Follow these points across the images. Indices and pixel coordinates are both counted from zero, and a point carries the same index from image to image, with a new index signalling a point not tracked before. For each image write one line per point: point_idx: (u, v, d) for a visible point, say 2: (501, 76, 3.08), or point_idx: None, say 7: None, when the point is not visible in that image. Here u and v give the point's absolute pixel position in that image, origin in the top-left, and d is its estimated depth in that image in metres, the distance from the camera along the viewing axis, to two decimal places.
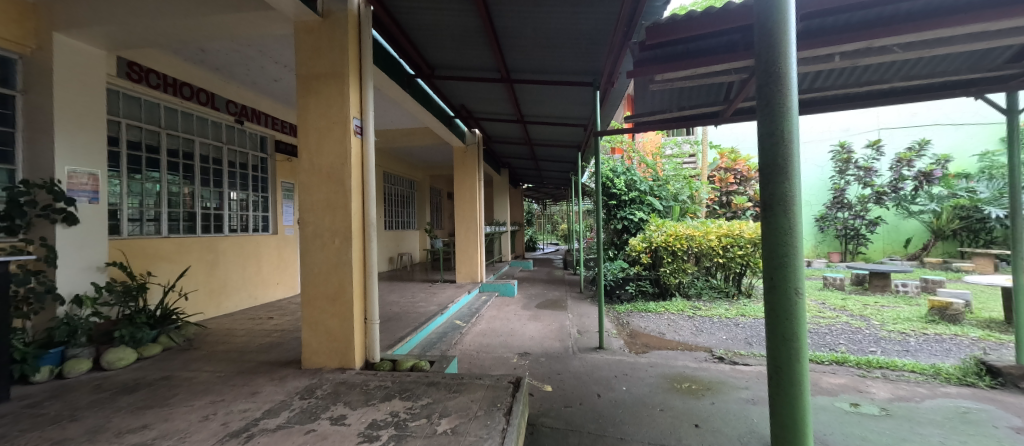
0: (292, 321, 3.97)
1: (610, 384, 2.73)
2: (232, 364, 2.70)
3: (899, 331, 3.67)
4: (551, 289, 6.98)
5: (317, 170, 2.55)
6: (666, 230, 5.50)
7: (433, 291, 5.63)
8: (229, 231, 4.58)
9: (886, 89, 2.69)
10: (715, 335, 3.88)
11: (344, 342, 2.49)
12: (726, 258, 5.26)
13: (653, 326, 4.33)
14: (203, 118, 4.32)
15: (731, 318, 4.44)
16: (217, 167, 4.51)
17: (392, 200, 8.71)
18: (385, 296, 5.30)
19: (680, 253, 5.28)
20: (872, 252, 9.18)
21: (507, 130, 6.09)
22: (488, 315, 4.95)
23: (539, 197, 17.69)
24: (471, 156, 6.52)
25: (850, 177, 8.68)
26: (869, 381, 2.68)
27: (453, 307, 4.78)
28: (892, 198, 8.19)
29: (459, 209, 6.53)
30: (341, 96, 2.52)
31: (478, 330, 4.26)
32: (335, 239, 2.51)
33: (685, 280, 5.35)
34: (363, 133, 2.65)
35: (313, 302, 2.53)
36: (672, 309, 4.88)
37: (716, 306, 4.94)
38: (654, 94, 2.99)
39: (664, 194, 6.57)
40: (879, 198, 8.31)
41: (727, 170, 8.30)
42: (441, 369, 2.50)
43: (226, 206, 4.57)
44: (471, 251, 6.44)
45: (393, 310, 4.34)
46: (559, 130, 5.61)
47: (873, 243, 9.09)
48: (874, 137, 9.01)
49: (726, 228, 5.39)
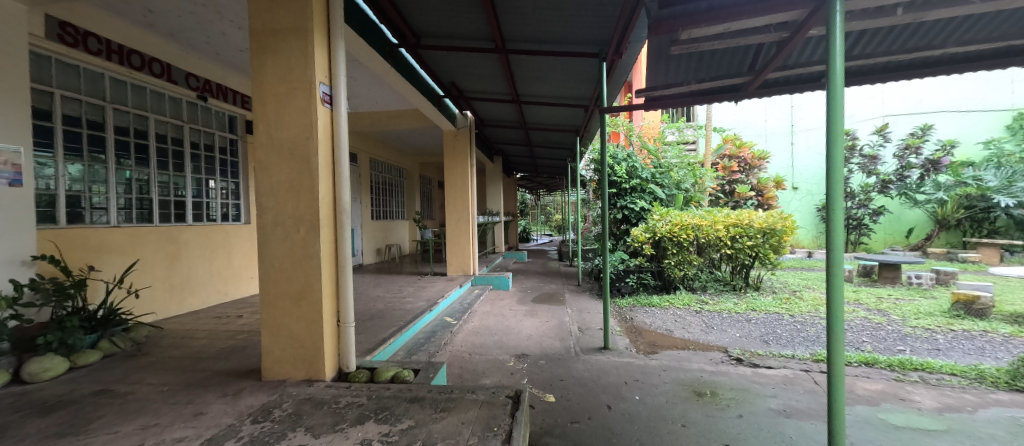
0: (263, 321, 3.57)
1: (620, 393, 2.41)
2: (182, 375, 2.29)
3: (925, 327, 3.43)
4: (547, 282, 6.66)
5: (276, 145, 2.11)
6: (670, 220, 5.06)
7: (422, 285, 5.25)
8: (193, 221, 4.12)
9: (934, 56, 2.36)
10: (728, 333, 3.59)
11: (312, 350, 2.10)
12: (734, 249, 4.88)
13: (659, 323, 4.02)
14: (159, 92, 3.81)
15: (741, 313, 4.14)
16: (178, 148, 4.02)
17: (379, 188, 8.25)
18: (369, 290, 4.91)
19: (686, 244, 4.91)
20: (874, 243, 8.98)
21: (501, 113, 5.66)
22: (480, 311, 4.60)
23: (532, 187, 17.30)
24: (462, 141, 6.08)
25: (854, 166, 8.49)
26: (910, 387, 2.40)
27: (443, 303, 4.39)
28: (897, 187, 7.99)
29: (449, 197, 6.11)
30: (305, 56, 2.08)
31: (470, 328, 3.90)
32: (300, 228, 2.10)
33: (690, 272, 5.01)
34: (332, 102, 2.21)
35: (273, 303, 2.12)
36: (678, 304, 4.59)
37: (724, 300, 4.65)
38: (674, 60, 2.61)
39: (666, 181, 6.23)
40: (884, 187, 8.10)
41: (731, 158, 7.93)
42: (427, 380, 2.13)
43: (189, 191, 4.10)
44: (463, 242, 6.02)
45: (377, 307, 3.95)
46: (558, 111, 5.21)
47: (875, 233, 8.92)
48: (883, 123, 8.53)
49: (734, 217, 4.95)
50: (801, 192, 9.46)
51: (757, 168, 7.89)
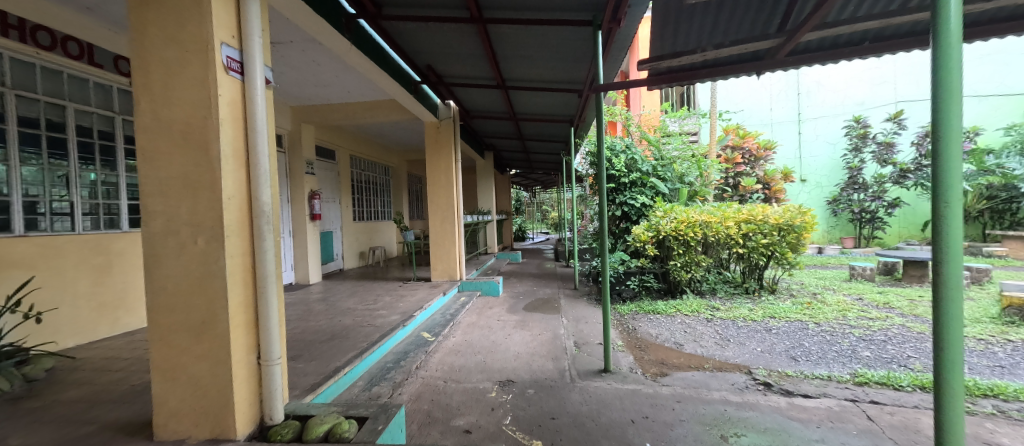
0: None
1: (627, 438, 1.90)
2: (57, 430, 1.75)
3: (976, 338, 2.95)
4: (541, 286, 6.15)
5: (164, 128, 1.56)
6: (676, 217, 4.52)
7: (401, 293, 4.72)
8: (128, 228, 3.58)
9: (1016, 6, 1.87)
10: (748, 347, 3.10)
11: (218, 399, 1.57)
12: (747, 248, 4.37)
13: (666, 335, 3.52)
14: (82, 77, 3.25)
15: (759, 321, 3.66)
16: (108, 143, 3.46)
17: (361, 188, 7.70)
18: (341, 302, 4.39)
19: (694, 243, 4.37)
20: (888, 237, 8.58)
21: (487, 101, 5.13)
22: (465, 322, 4.09)
23: (527, 184, 16.80)
24: (445, 133, 5.52)
25: (867, 156, 8.01)
26: (991, 424, 1.91)
27: (422, 316, 3.86)
28: (916, 177, 7.48)
29: (432, 195, 5.56)
30: (199, 8, 1.53)
31: (451, 345, 3.39)
32: (197, 239, 1.55)
33: (698, 275, 4.49)
34: (243, 72, 1.66)
35: (166, 338, 1.58)
36: (685, 310, 4.10)
37: (737, 306, 4.15)
38: (687, 14, 2.10)
39: (669, 174, 5.72)
40: (901, 177, 7.61)
41: (734, 148, 7.45)
42: (372, 436, 1.60)
43: (123, 192, 3.56)
44: (448, 244, 5.49)
45: (342, 324, 3.41)
46: (550, 98, 4.69)
47: (890, 227, 8.51)
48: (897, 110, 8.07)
49: (745, 213, 4.44)
50: (809, 184, 9.00)
51: (764, 159, 7.39)
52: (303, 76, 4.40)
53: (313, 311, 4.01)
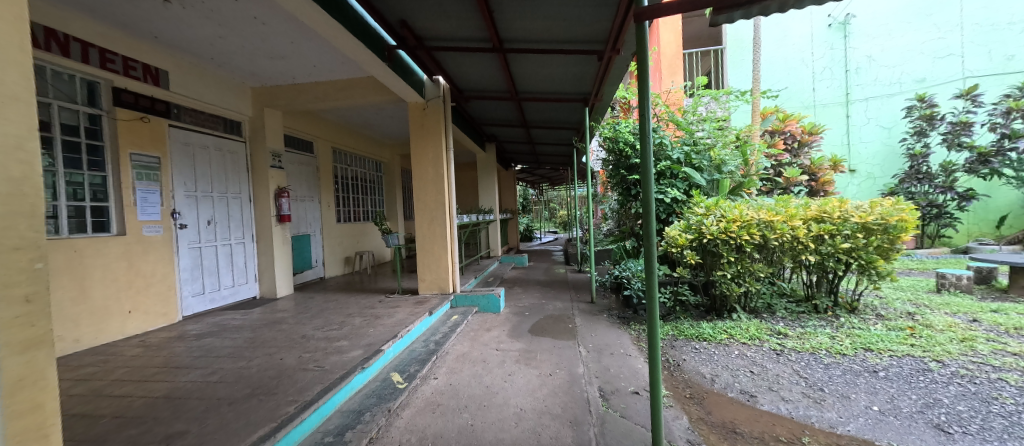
0: (69, 398, 2.08)
1: None
2: None
3: None
4: (552, 298, 5.19)
5: None
6: (723, 214, 3.53)
7: (378, 312, 3.80)
8: (93, 232, 3.07)
9: None
10: (857, 405, 2.13)
11: None
12: (818, 255, 3.38)
13: (726, 377, 2.55)
14: None
15: (851, 358, 2.67)
16: (72, 138, 2.97)
17: (347, 185, 6.83)
18: (301, 325, 3.48)
19: (749, 248, 3.39)
20: (956, 236, 7.57)
21: (483, 75, 4.18)
22: (454, 355, 3.15)
23: (535, 181, 15.88)
24: (432, 117, 4.56)
25: (938, 136, 7.09)
26: None
27: (395, 349, 2.94)
28: (1001, 161, 6.58)
29: (419, 192, 4.61)
30: None
31: (429, 394, 2.46)
32: None
33: (753, 289, 3.50)
34: None
35: None
36: (741, 337, 3.14)
37: (811, 331, 3.16)
38: None
39: (706, 163, 4.74)
40: (984, 162, 6.67)
41: (775, 133, 6.46)
42: None
43: (113, 194, 3.25)
44: (438, 250, 4.57)
45: (282, 363, 2.50)
46: (560, 65, 3.73)
47: (961, 225, 7.50)
48: (972, 85, 7.07)
49: (814, 209, 3.46)
50: (859, 175, 8.02)
51: (809, 145, 6.39)
52: (250, 42, 3.50)
53: (258, 339, 3.10)
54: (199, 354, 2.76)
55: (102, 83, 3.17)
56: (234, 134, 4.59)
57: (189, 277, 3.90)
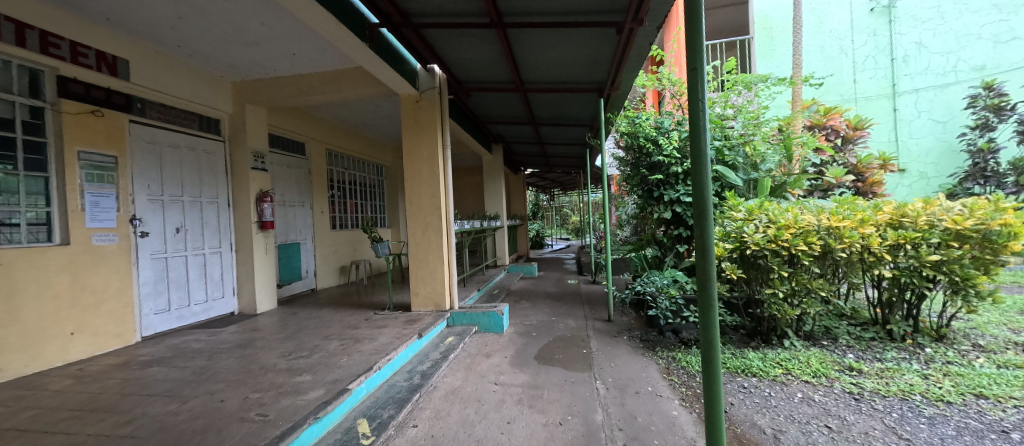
0: None
1: None
2: None
3: None
4: (563, 315, 4.59)
5: None
6: (771, 219, 2.90)
7: (360, 334, 3.27)
8: (29, 241, 2.62)
9: None
10: None
11: None
12: (895, 270, 2.74)
13: (795, 434, 1.91)
14: None
15: (963, 409, 2.01)
16: (5, 133, 2.53)
17: (344, 189, 6.43)
18: (268, 349, 2.98)
19: (805, 260, 2.76)
20: None
21: (482, 61, 3.67)
22: (443, 391, 2.59)
23: (545, 185, 15.35)
24: (425, 110, 4.06)
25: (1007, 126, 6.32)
26: None
27: (369, 385, 2.39)
28: None
29: (413, 195, 4.10)
30: None
31: None
32: None
33: (812, 311, 2.86)
34: None
35: None
36: (803, 374, 2.50)
37: (894, 367, 2.49)
38: None
39: (743, 158, 4.15)
40: None
41: (817, 128, 5.77)
42: None
43: (57, 199, 2.82)
44: (434, 260, 4.05)
45: (221, 408, 1.98)
46: (572, 43, 3.19)
47: None
48: None
49: (888, 211, 2.87)
50: (910, 175, 7.41)
51: (854, 141, 5.71)
52: (216, 25, 3.08)
53: (211, 369, 2.60)
54: (132, 391, 2.27)
55: (46, 72, 2.77)
56: (212, 133, 4.19)
57: (151, 292, 3.47)
